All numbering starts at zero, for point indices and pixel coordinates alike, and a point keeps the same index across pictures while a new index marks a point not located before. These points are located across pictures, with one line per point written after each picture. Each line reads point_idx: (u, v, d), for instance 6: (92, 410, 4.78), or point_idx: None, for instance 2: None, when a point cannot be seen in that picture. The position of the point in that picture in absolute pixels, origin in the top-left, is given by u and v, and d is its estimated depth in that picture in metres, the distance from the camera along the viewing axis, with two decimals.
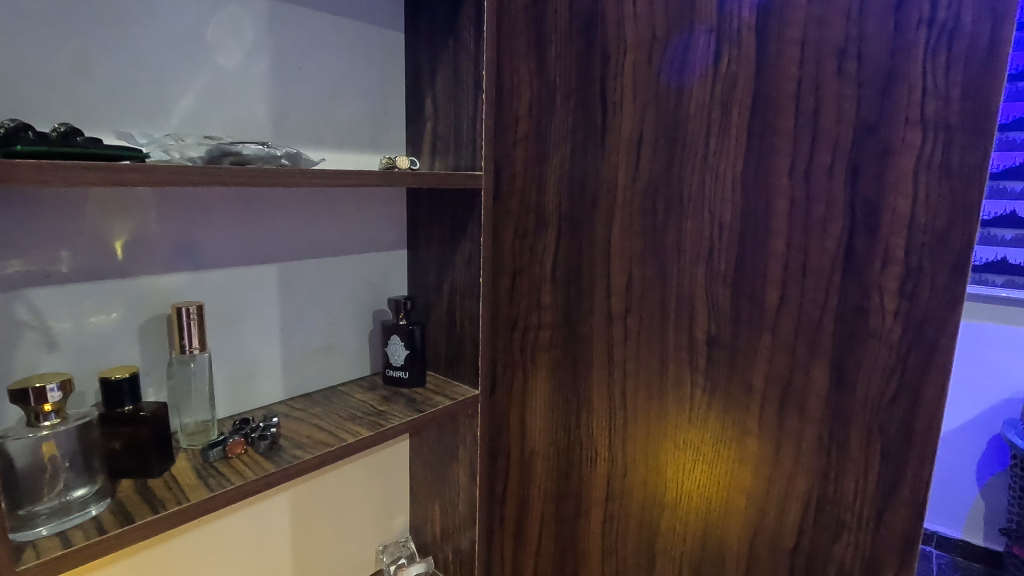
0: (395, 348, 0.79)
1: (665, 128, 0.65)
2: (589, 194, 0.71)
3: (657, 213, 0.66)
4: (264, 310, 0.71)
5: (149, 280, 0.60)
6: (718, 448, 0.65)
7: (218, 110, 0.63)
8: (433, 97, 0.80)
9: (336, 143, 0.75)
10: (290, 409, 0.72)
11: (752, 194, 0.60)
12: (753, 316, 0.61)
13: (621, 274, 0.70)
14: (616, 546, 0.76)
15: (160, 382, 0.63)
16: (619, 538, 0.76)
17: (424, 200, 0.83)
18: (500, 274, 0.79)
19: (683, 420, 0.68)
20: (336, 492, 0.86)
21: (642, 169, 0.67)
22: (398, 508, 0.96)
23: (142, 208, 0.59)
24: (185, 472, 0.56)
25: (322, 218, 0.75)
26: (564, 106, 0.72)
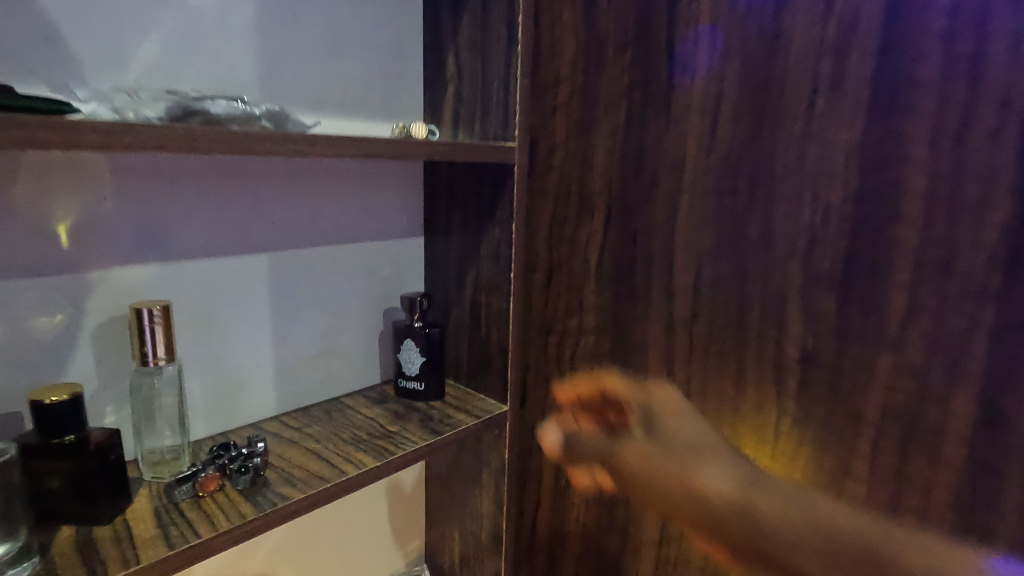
0: (409, 355, 0.67)
1: (752, 86, 0.50)
2: (648, 170, 0.57)
3: (737, 195, 0.52)
4: (251, 310, 0.59)
5: (104, 274, 0.49)
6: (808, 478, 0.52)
7: (192, 63, 0.51)
8: (456, 53, 0.66)
9: (341, 108, 0.63)
10: (283, 427, 0.60)
11: (873, 169, 0.45)
12: (869, 329, 0.47)
13: (688, 270, 0.57)
14: None
15: (121, 398, 0.51)
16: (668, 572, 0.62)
17: (444, 178, 0.70)
18: (532, 267, 0.67)
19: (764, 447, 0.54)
20: (344, 516, 0.75)
21: (719, 139, 0.53)
22: (414, 532, 0.84)
23: (93, 182, 0.47)
24: (142, 517, 0.45)
25: (323, 198, 0.62)
26: (617, 62, 0.58)
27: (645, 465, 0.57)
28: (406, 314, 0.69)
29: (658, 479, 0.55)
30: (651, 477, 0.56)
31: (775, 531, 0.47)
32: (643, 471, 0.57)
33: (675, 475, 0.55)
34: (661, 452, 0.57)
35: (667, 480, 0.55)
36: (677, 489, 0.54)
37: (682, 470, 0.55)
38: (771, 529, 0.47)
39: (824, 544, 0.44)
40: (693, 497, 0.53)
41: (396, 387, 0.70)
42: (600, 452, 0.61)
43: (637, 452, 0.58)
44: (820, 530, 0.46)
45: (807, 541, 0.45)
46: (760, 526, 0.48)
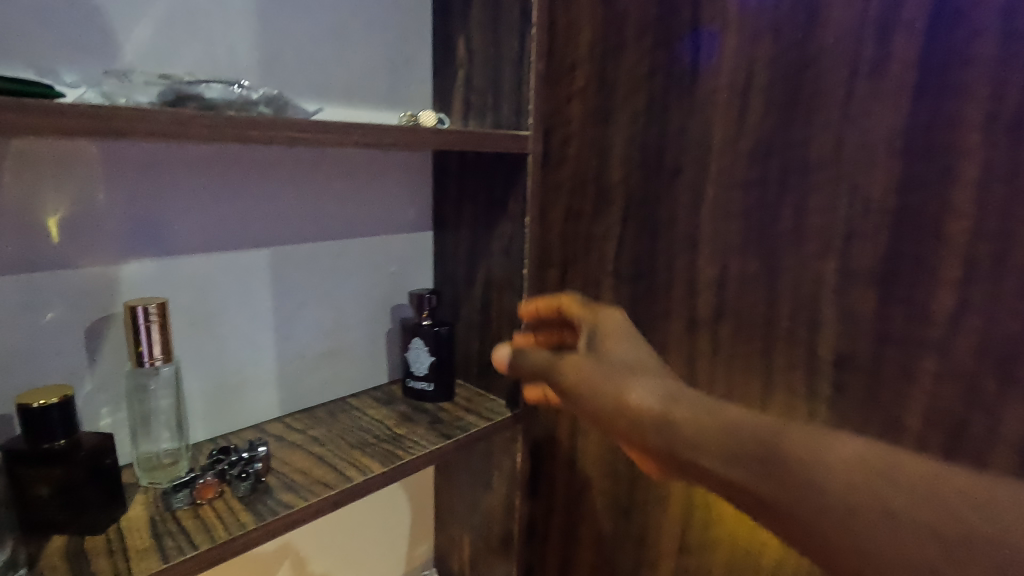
0: (418, 354, 0.64)
1: (785, 68, 0.47)
2: (670, 159, 0.54)
3: (767, 186, 0.49)
4: (252, 307, 0.56)
5: (97, 270, 0.46)
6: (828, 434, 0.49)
7: (188, 46, 0.48)
8: (467, 37, 0.63)
9: (346, 96, 0.60)
10: (286, 430, 0.58)
11: (919, 158, 0.42)
12: (912, 330, 0.44)
13: (712, 265, 0.53)
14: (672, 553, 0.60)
15: (117, 399, 0.49)
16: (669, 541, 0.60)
17: (454, 169, 0.67)
18: (546, 262, 0.64)
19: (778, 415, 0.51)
20: (351, 519, 0.72)
21: (747, 126, 0.49)
22: (423, 535, 0.82)
23: (85, 173, 0.45)
24: (137, 527, 0.43)
25: (326, 190, 0.59)
26: (638, 45, 0.54)
27: (576, 387, 0.47)
28: (414, 311, 0.66)
29: (588, 399, 0.46)
30: (580, 398, 0.47)
31: (698, 438, 0.38)
32: (579, 396, 0.47)
33: (603, 389, 0.45)
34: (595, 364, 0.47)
35: (589, 396, 0.46)
36: (592, 411, 0.46)
37: (616, 385, 0.45)
38: (692, 439, 0.39)
39: (730, 447, 0.37)
40: (606, 419, 0.44)
41: (403, 388, 0.67)
42: (546, 367, 0.51)
43: (576, 372, 0.48)
44: (736, 434, 0.37)
45: (715, 449, 0.37)
46: (676, 434, 0.40)
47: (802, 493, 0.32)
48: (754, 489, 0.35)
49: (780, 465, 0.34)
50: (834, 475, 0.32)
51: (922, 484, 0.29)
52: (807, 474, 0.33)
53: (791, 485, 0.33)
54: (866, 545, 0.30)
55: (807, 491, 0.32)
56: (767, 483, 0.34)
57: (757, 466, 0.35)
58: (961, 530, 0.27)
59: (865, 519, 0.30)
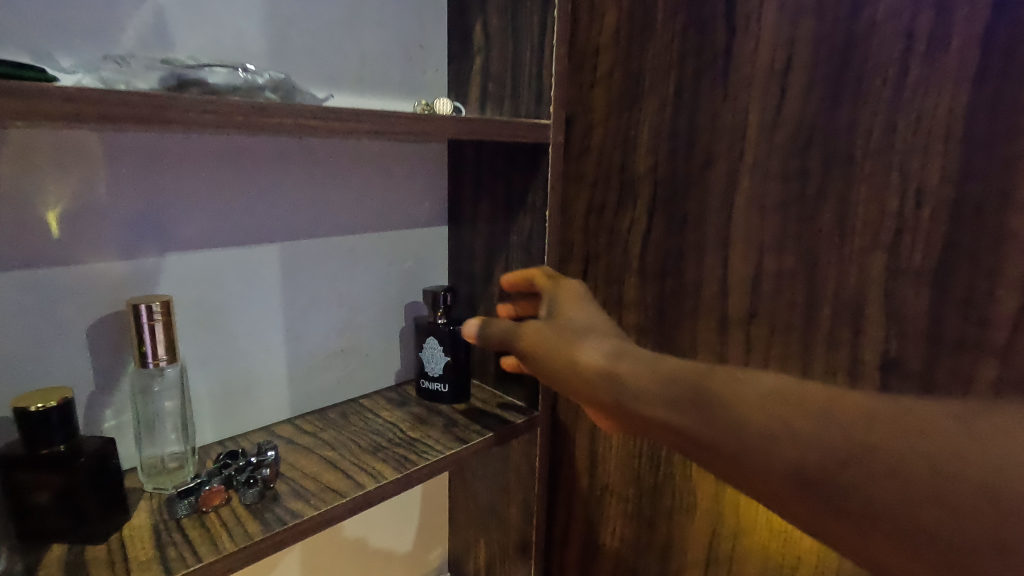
0: (433, 354, 0.62)
1: (829, 49, 0.43)
2: (701, 149, 0.51)
3: (808, 176, 0.46)
4: (261, 305, 0.54)
5: (100, 267, 0.44)
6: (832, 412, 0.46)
7: (192, 30, 0.46)
8: (484, 22, 0.60)
9: (359, 84, 0.57)
10: (296, 432, 0.56)
11: (981, 145, 0.38)
12: (969, 334, 0.40)
13: (746, 262, 0.50)
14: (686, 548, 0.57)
15: (122, 400, 0.47)
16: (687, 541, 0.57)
17: (471, 161, 0.64)
18: (569, 258, 0.62)
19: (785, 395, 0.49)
20: (367, 522, 0.70)
21: (787, 112, 0.46)
22: (438, 538, 0.80)
23: (86, 164, 0.43)
24: (140, 537, 0.41)
25: (337, 183, 0.57)
26: (667, 28, 0.51)
27: (533, 355, 0.48)
28: (427, 309, 0.64)
29: (542, 360, 0.47)
30: (537, 364, 0.48)
31: (632, 383, 0.39)
32: (537, 360, 0.48)
33: (557, 352, 0.46)
34: (550, 328, 0.48)
35: (543, 360, 0.47)
36: (545, 372, 0.47)
37: (570, 342, 0.46)
38: (628, 383, 0.39)
39: (663, 388, 0.37)
40: (557, 378, 0.46)
41: (416, 388, 0.64)
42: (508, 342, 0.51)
43: (535, 335, 0.48)
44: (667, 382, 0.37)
45: (647, 390, 0.38)
46: (616, 384, 0.40)
47: (728, 427, 0.32)
48: (683, 429, 0.34)
49: (705, 400, 0.34)
50: (746, 400, 0.32)
51: (817, 403, 0.30)
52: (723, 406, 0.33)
53: (705, 417, 0.33)
54: (787, 471, 0.29)
55: (726, 424, 0.32)
56: (692, 422, 0.34)
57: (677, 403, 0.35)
58: (861, 443, 0.27)
59: (785, 449, 0.30)
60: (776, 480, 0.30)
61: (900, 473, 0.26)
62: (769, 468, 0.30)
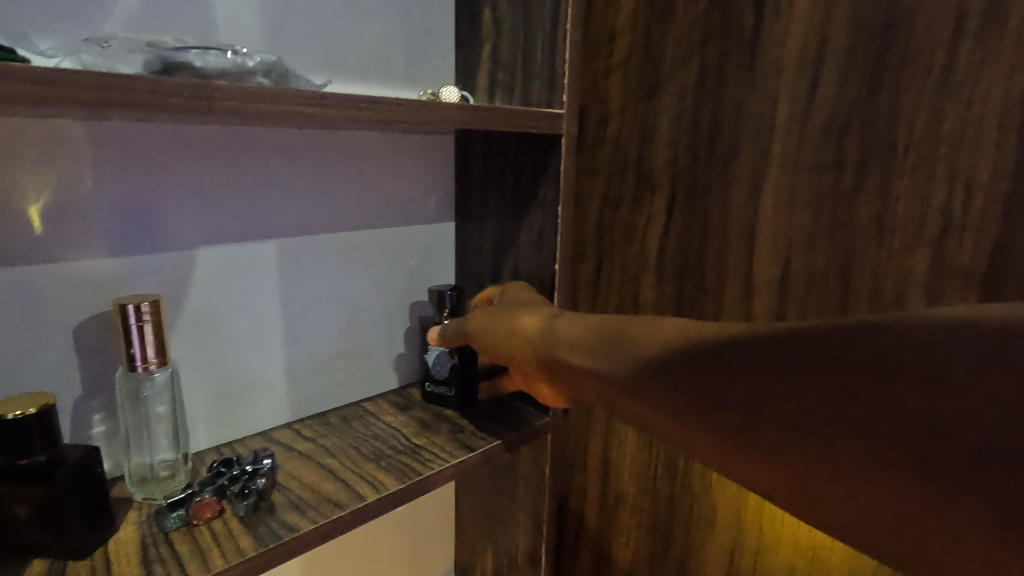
0: (438, 357, 0.59)
1: (868, 30, 0.40)
2: (726, 140, 0.48)
3: (843, 169, 0.42)
4: (259, 305, 0.52)
5: (86, 264, 0.42)
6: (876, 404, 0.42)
7: (181, 13, 0.43)
8: (493, 6, 0.57)
9: (361, 71, 0.54)
10: (295, 438, 0.53)
11: None
12: None
13: (772, 261, 0.47)
14: (711, 559, 0.54)
15: (111, 405, 0.45)
16: (710, 556, 0.54)
17: (479, 154, 0.61)
18: (582, 256, 0.59)
19: None
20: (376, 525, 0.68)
21: (819, 100, 0.42)
22: (447, 544, 0.77)
23: (70, 155, 0.40)
24: (126, 553, 0.38)
25: (337, 176, 0.54)
26: (688, 10, 0.48)
27: (482, 336, 0.50)
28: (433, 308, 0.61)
29: (487, 338, 0.49)
30: (486, 346, 0.50)
31: (575, 347, 0.41)
32: (485, 341, 0.50)
33: (502, 326, 0.49)
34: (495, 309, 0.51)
35: (491, 342, 0.49)
36: (494, 352, 0.49)
37: (509, 317, 0.49)
38: (572, 349, 0.41)
39: (599, 347, 0.38)
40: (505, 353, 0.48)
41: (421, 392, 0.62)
42: (459, 331, 0.52)
43: (482, 319, 0.51)
44: (590, 326, 0.40)
45: (584, 348, 0.40)
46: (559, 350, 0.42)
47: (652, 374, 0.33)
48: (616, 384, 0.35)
49: (630, 353, 0.35)
50: (648, 341, 0.34)
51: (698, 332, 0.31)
52: (629, 345, 0.36)
53: (631, 363, 0.34)
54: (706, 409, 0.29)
55: (645, 368, 0.33)
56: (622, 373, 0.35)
57: (594, 347, 0.39)
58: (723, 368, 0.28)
59: (698, 388, 0.29)
60: (704, 423, 0.29)
61: (798, 384, 0.25)
62: (688, 407, 0.30)
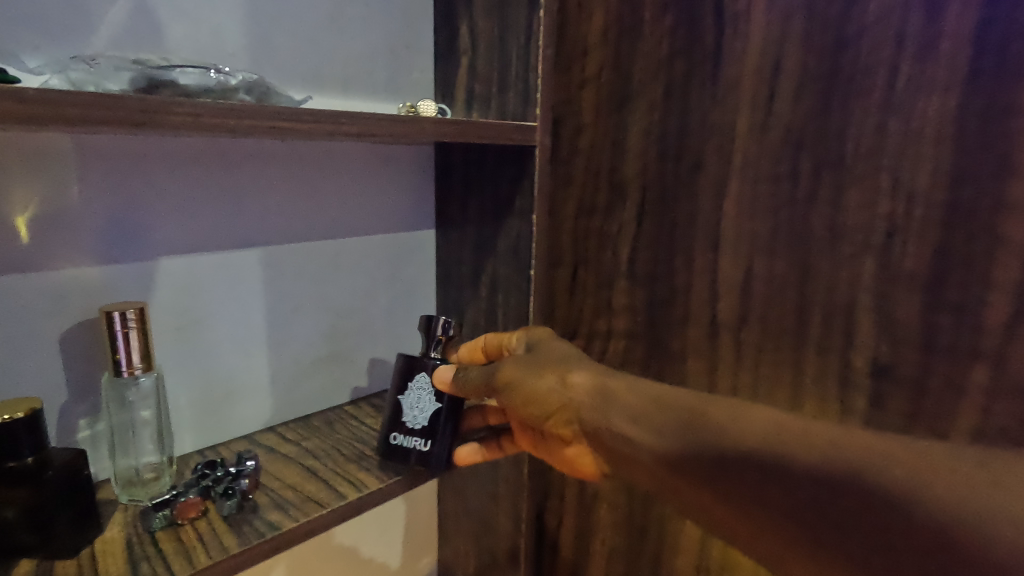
0: (417, 398, 0.49)
1: (819, 51, 0.43)
2: (691, 153, 0.50)
3: (799, 180, 0.45)
4: (242, 313, 0.53)
5: (72, 273, 0.43)
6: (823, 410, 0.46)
7: (167, 30, 0.45)
8: (471, 21, 0.59)
9: (342, 84, 0.56)
10: (279, 441, 0.54)
11: (974, 146, 0.37)
12: (962, 341, 0.39)
13: (736, 266, 0.49)
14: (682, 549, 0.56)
15: (96, 411, 0.46)
16: (681, 547, 0.56)
17: (458, 164, 0.63)
18: (557, 262, 0.61)
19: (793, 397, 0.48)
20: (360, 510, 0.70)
21: (776, 116, 0.45)
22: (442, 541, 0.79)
23: (56, 167, 0.41)
24: (113, 552, 0.39)
25: (319, 186, 0.56)
26: (656, 27, 0.50)
27: (522, 390, 0.48)
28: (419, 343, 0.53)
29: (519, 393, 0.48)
30: (522, 401, 0.48)
31: (640, 421, 0.43)
32: (520, 397, 0.48)
33: (545, 381, 0.48)
34: (529, 359, 0.49)
35: (533, 398, 0.48)
36: (528, 407, 0.48)
37: (555, 371, 0.48)
38: (635, 422, 0.43)
39: (669, 426, 0.40)
40: (543, 409, 0.48)
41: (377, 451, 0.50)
42: (476, 385, 0.48)
43: (518, 373, 0.49)
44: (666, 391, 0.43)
45: (650, 425, 0.42)
46: (616, 422, 0.44)
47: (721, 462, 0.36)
48: (681, 463, 0.39)
49: (703, 439, 0.38)
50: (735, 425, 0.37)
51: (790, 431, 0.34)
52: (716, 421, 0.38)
53: (696, 453, 0.38)
54: (765, 504, 0.33)
55: (709, 458, 0.37)
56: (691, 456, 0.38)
57: (670, 414, 0.41)
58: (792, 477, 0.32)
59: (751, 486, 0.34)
60: (759, 522, 0.34)
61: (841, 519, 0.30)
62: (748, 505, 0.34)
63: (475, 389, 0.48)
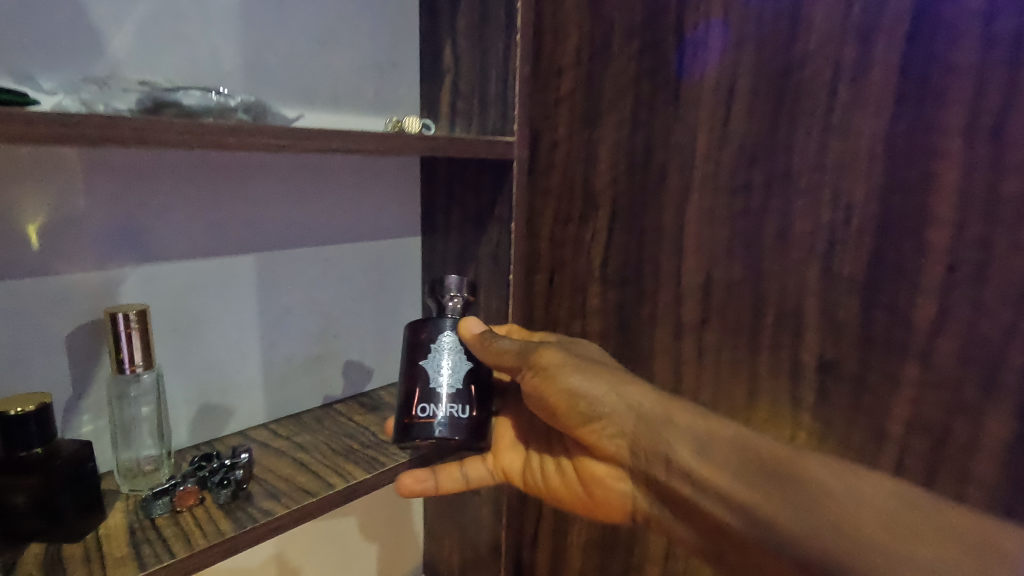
0: (438, 358, 0.49)
1: (768, 75, 0.47)
2: (656, 167, 0.54)
3: (752, 193, 0.49)
4: (237, 315, 0.56)
5: (78, 277, 0.46)
6: (776, 403, 0.50)
7: (168, 52, 0.48)
8: (453, 43, 0.63)
9: (332, 101, 0.60)
10: (271, 436, 0.58)
11: (900, 163, 0.41)
12: (895, 339, 0.43)
13: (697, 272, 0.53)
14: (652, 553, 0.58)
15: (98, 407, 0.49)
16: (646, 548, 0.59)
17: (442, 175, 0.67)
18: (535, 267, 0.65)
19: (750, 392, 0.52)
20: (321, 544, 0.70)
21: (732, 133, 0.49)
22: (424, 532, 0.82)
23: (64, 179, 0.45)
24: (116, 537, 0.42)
25: (311, 196, 0.59)
26: (624, 51, 0.55)
27: (563, 378, 0.51)
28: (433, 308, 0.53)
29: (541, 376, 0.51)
30: (564, 391, 0.51)
31: (714, 460, 0.47)
32: (545, 379, 0.51)
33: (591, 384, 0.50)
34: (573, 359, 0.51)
35: (580, 396, 0.51)
36: (569, 403, 0.51)
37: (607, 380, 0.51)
38: (701, 454, 0.47)
39: (751, 479, 0.44)
40: (590, 410, 0.51)
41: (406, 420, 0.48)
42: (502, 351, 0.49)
43: (557, 359, 0.51)
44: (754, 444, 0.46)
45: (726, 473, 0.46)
46: (676, 447, 0.49)
47: (813, 521, 0.40)
48: (748, 505, 0.44)
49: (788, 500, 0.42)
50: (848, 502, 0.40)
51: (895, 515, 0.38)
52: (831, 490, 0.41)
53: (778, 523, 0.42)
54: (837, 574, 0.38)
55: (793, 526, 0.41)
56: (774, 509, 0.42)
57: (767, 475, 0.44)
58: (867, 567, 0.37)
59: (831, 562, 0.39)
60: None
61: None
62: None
63: (499, 354, 0.49)
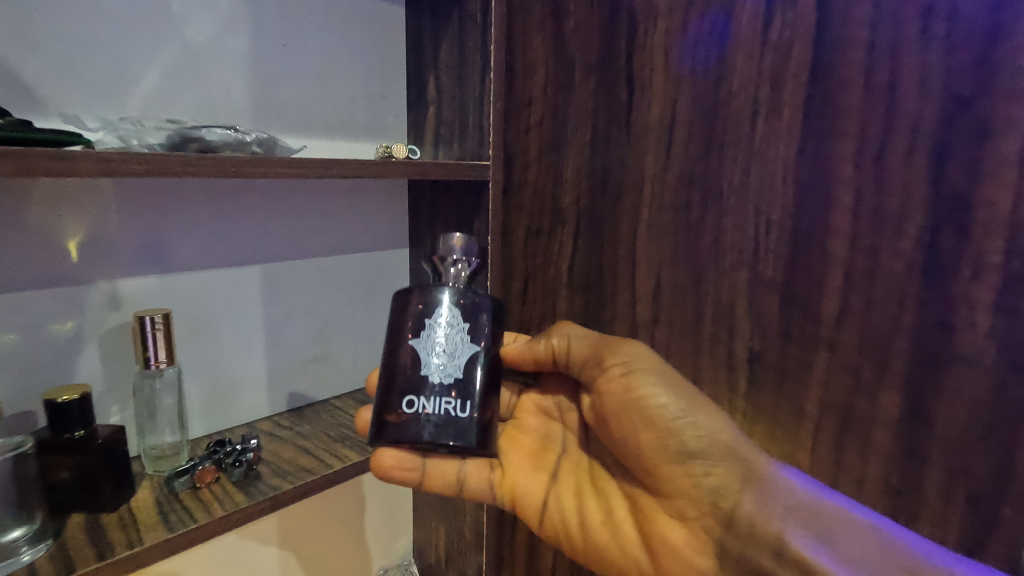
0: (429, 343, 0.52)
1: (702, 110, 0.55)
2: (612, 187, 0.63)
3: (691, 209, 0.57)
4: (246, 319, 0.63)
5: (109, 285, 0.53)
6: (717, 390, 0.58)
7: (189, 92, 0.56)
8: (436, 77, 0.71)
9: (328, 129, 0.67)
10: (276, 427, 0.65)
11: (806, 185, 0.50)
12: (807, 332, 0.51)
13: (648, 278, 0.61)
14: None
15: (125, 398, 0.56)
16: None
17: (427, 194, 0.75)
18: (511, 275, 0.73)
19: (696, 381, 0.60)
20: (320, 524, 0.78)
21: (674, 158, 0.58)
22: (388, 537, 0.87)
23: (99, 201, 0.52)
24: (145, 507, 0.49)
25: (311, 213, 0.67)
26: (584, 86, 0.63)
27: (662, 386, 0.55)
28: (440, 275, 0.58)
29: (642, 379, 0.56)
30: (659, 405, 0.55)
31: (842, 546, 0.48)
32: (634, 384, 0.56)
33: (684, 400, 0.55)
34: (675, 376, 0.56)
35: (680, 420, 0.54)
36: (665, 423, 0.54)
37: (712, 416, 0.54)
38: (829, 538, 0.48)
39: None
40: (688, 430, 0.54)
41: (391, 413, 0.51)
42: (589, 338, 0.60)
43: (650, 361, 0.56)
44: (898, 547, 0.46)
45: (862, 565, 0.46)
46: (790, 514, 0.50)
47: None
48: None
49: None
50: None
51: None
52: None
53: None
54: None
55: None
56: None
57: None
58: None
59: None
60: None
61: None
62: None
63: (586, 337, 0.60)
